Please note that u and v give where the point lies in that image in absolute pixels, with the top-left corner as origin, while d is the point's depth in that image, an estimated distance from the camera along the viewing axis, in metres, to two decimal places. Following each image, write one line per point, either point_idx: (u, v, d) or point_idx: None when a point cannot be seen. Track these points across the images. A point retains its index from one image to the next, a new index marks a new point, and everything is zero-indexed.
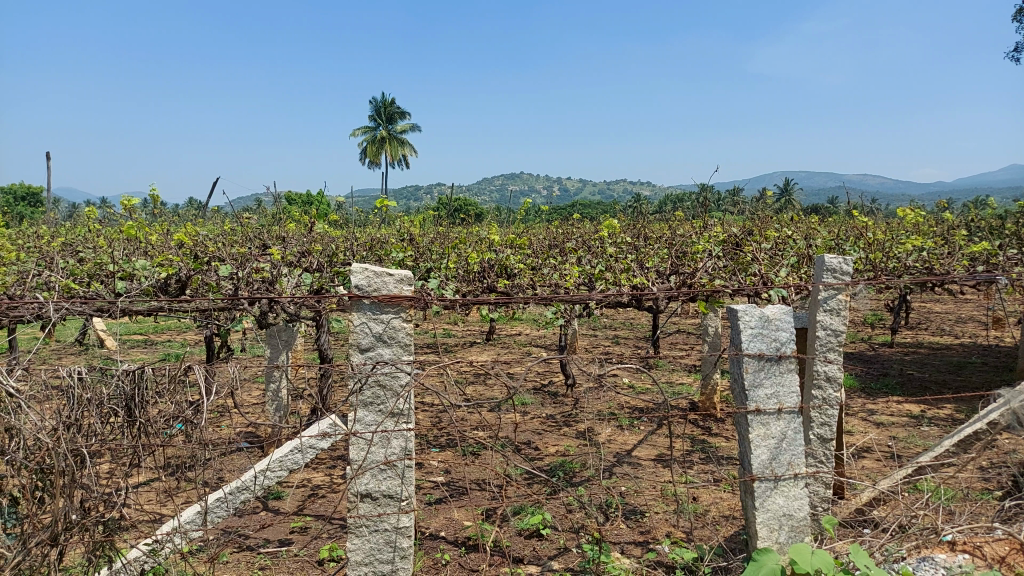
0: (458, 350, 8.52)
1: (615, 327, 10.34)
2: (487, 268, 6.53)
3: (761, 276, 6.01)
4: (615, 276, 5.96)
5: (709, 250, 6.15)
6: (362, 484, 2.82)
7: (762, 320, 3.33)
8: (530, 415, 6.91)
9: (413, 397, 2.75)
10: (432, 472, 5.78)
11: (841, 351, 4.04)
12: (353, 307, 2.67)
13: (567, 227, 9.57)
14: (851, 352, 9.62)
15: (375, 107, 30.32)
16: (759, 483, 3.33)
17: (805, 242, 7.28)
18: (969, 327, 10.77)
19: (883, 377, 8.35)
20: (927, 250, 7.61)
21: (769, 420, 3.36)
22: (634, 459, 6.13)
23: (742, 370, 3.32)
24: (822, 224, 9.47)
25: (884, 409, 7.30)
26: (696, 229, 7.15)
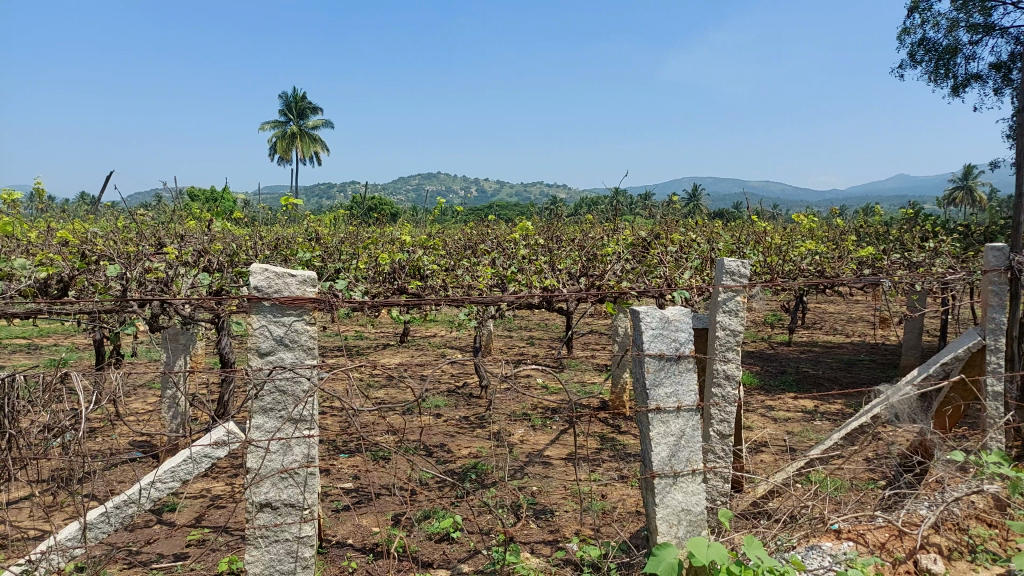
0: (369, 352, 8.37)
1: (529, 327, 10.42)
2: (398, 268, 6.43)
3: (667, 278, 6.20)
4: (527, 278, 6.00)
5: (619, 253, 6.30)
6: (261, 493, 2.70)
7: (663, 321, 3.42)
8: (442, 418, 6.87)
9: (316, 403, 2.66)
10: (340, 478, 5.65)
11: (739, 350, 4.21)
12: (252, 309, 2.54)
13: (482, 227, 9.58)
14: (753, 351, 10.08)
15: (286, 102, 29.45)
16: (659, 479, 3.42)
17: (709, 245, 7.56)
18: (858, 327, 11.49)
19: (781, 374, 8.78)
20: (820, 253, 8.05)
21: (669, 418, 3.45)
22: (545, 458, 6.19)
23: (644, 370, 3.40)
24: (725, 227, 9.88)
25: (781, 405, 7.68)
26: (606, 232, 7.30)
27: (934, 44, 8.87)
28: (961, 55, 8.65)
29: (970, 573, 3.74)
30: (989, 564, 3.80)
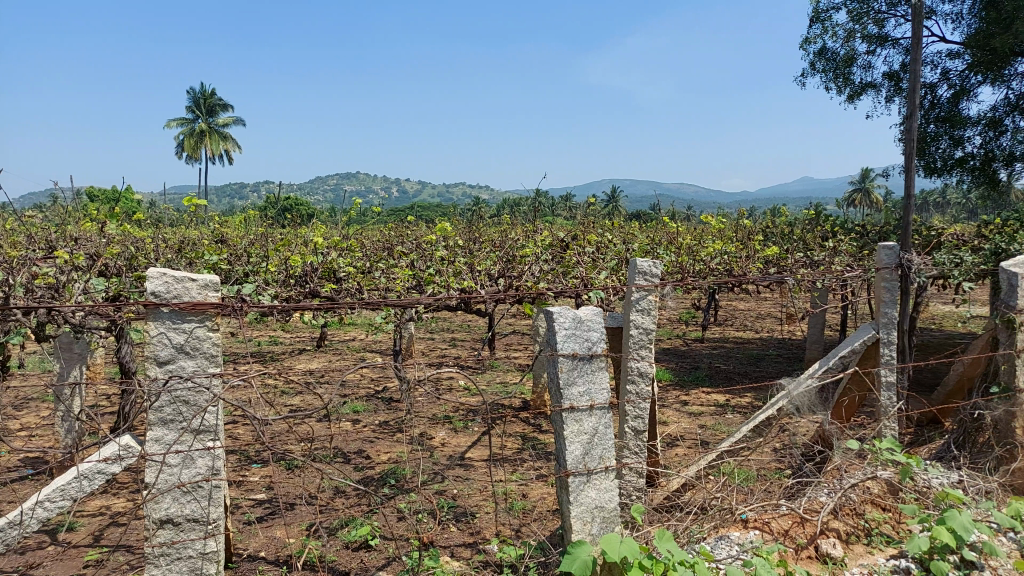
0: (285, 358, 8.13)
1: (451, 329, 10.37)
2: (311, 271, 6.26)
3: (583, 278, 6.28)
4: (444, 280, 5.95)
5: (536, 253, 6.34)
6: (161, 509, 2.53)
7: (576, 321, 3.45)
8: (361, 424, 6.74)
9: (221, 413, 2.53)
10: (252, 489, 5.44)
11: (653, 348, 4.30)
12: (149, 316, 2.38)
13: (400, 229, 9.45)
14: (669, 348, 10.37)
15: (194, 98, 28.30)
16: (573, 478, 3.46)
17: (624, 246, 7.71)
18: (767, 323, 12.01)
19: (695, 370, 9.05)
20: (729, 253, 8.36)
21: (582, 416, 3.48)
22: (466, 460, 6.14)
23: (557, 370, 3.42)
24: (641, 228, 10.11)
25: (695, 400, 7.93)
26: (524, 234, 7.33)
27: (833, 54, 9.36)
28: (857, 64, 9.16)
29: (866, 556, 3.95)
30: (884, 547, 4.03)
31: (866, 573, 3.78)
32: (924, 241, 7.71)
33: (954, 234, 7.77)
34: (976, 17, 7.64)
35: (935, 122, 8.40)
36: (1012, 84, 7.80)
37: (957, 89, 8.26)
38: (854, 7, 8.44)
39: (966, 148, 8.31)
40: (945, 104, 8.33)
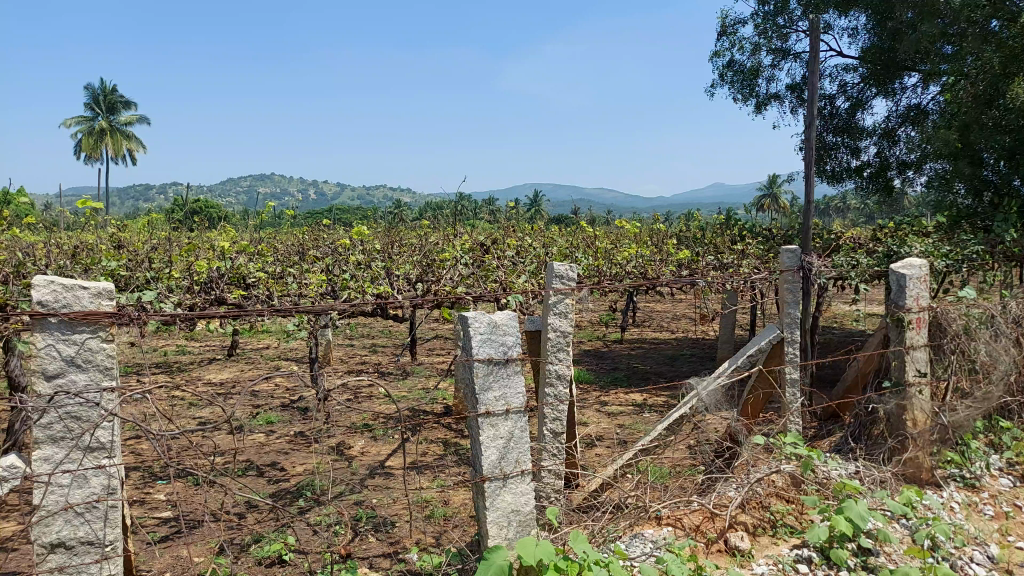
0: (194, 367, 7.79)
1: (372, 335, 10.19)
2: (218, 277, 6.01)
3: (502, 282, 6.28)
4: (359, 286, 5.83)
5: (455, 258, 6.30)
6: (53, 532, 2.34)
7: (491, 326, 3.44)
8: (276, 435, 6.53)
9: (119, 429, 2.37)
10: (157, 507, 5.18)
11: (570, 351, 4.33)
12: (35, 327, 2.20)
13: (316, 233, 9.21)
14: (589, 350, 10.54)
15: (94, 95, 26.83)
16: (489, 483, 3.45)
17: (543, 251, 7.77)
18: (682, 324, 12.40)
19: (614, 371, 9.21)
20: (644, 256, 8.57)
21: (498, 421, 3.47)
22: (386, 469, 6.01)
23: (473, 375, 3.40)
24: (560, 232, 10.24)
25: (614, 400, 8.09)
26: (443, 238, 7.26)
27: (739, 66, 9.76)
28: (762, 77, 9.59)
29: (772, 547, 4.12)
30: (788, 537, 4.22)
31: (771, 563, 3.93)
32: (824, 244, 8.13)
33: (851, 238, 8.22)
34: (869, 34, 8.13)
35: (834, 131, 8.90)
36: (902, 97, 8.35)
37: (853, 102, 8.77)
38: (759, 21, 8.83)
39: (862, 157, 8.83)
40: (843, 116, 8.83)
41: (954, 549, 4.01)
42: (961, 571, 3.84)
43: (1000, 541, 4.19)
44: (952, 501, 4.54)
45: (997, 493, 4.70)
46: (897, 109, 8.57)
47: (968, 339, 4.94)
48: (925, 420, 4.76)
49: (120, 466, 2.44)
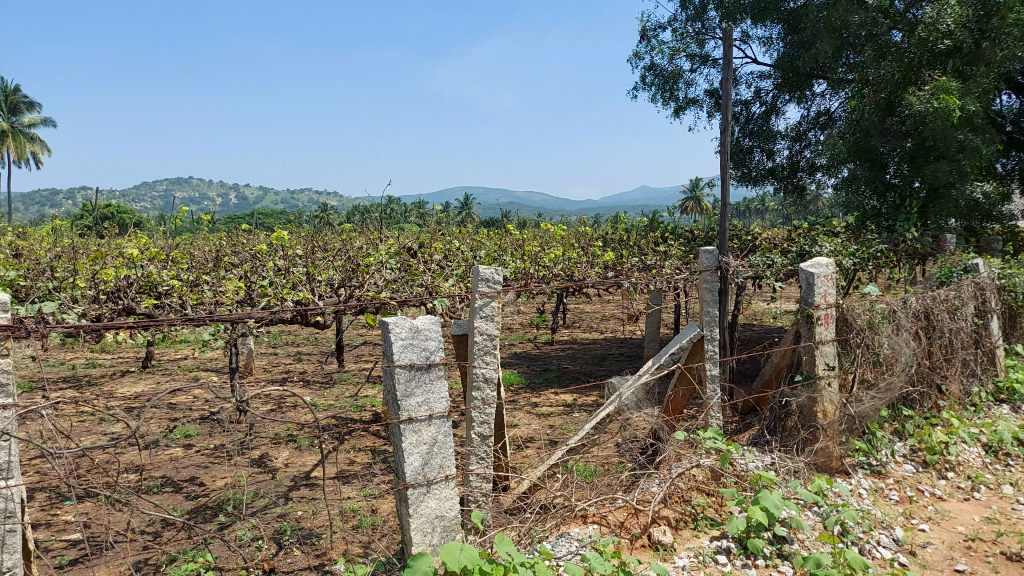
0: (106, 381, 7.43)
1: (297, 342, 9.94)
2: (127, 285, 5.74)
3: (428, 286, 6.22)
4: (277, 293, 5.66)
5: (381, 261, 6.20)
6: None
7: (412, 331, 3.40)
8: (194, 449, 6.29)
9: (17, 448, 2.23)
10: (65, 529, 4.91)
11: (497, 353, 4.32)
12: None
13: (236, 238, 8.92)
14: (520, 352, 10.59)
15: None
16: (412, 490, 3.41)
17: (471, 254, 7.74)
18: (612, 324, 12.62)
19: (544, 373, 9.28)
20: (570, 259, 8.68)
21: (421, 427, 3.44)
22: (312, 480, 5.86)
23: (395, 381, 3.35)
24: (489, 235, 10.24)
25: (544, 401, 8.15)
26: (367, 243, 7.14)
27: (660, 70, 10.02)
28: (682, 81, 9.87)
29: (693, 540, 4.24)
30: (708, 530, 4.35)
31: (693, 555, 4.04)
32: (742, 245, 8.42)
33: (767, 239, 8.55)
34: (781, 42, 8.48)
35: (750, 135, 9.24)
36: (812, 103, 8.75)
37: (767, 107, 9.14)
38: (678, 27, 9.08)
39: (777, 160, 9.21)
40: (758, 120, 9.20)
41: (863, 534, 4.21)
42: (868, 554, 4.04)
43: (904, 524, 4.43)
44: (860, 488, 4.78)
45: (901, 479, 4.98)
46: (807, 115, 8.98)
47: (872, 333, 5.19)
48: (834, 411, 5.01)
49: (18, 487, 2.29)
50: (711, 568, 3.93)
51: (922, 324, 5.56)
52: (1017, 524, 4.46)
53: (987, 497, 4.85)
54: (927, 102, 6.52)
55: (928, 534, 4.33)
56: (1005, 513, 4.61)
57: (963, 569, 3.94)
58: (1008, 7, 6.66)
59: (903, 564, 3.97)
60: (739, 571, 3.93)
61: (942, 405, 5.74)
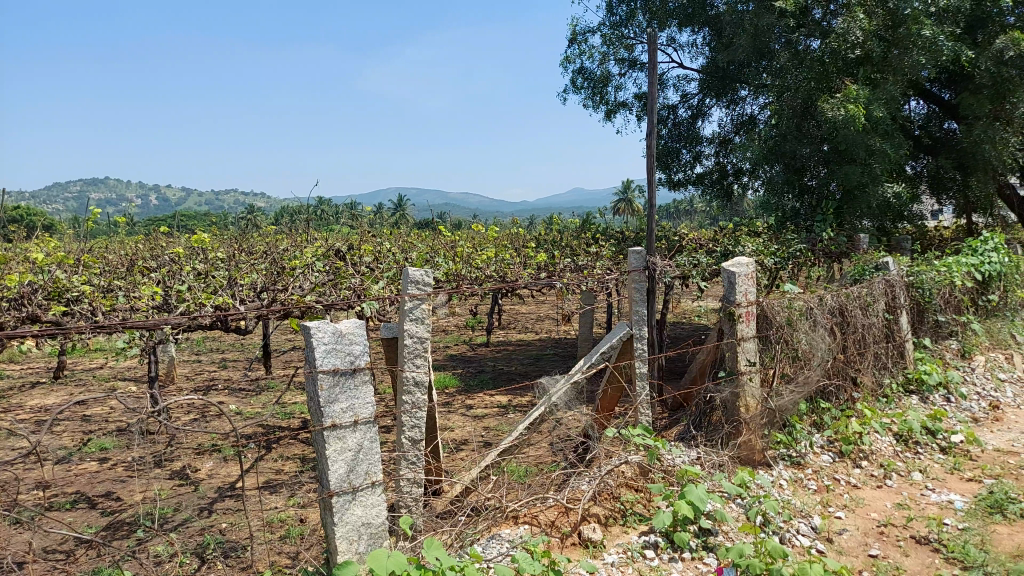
0: (13, 394, 7.00)
1: (222, 349, 9.61)
2: (33, 292, 5.42)
3: (356, 289, 6.11)
4: (196, 299, 5.45)
5: (307, 264, 6.04)
6: None
7: (336, 335, 3.33)
8: (110, 463, 5.99)
9: None
10: None
11: (428, 356, 4.26)
12: None
13: (155, 241, 8.56)
14: (455, 354, 10.54)
15: None
16: (337, 498, 3.33)
17: (402, 257, 7.65)
18: (546, 324, 12.71)
19: (479, 375, 9.24)
20: (502, 260, 8.69)
21: (345, 433, 3.36)
22: (237, 491, 5.66)
23: (318, 388, 3.26)
24: (421, 237, 10.14)
25: (479, 403, 8.13)
26: (294, 245, 6.95)
27: (590, 74, 10.15)
28: (611, 84, 10.04)
29: (622, 536, 4.30)
30: (636, 525, 4.42)
31: (621, 551, 4.10)
32: (670, 246, 8.62)
33: (693, 239, 8.77)
34: (706, 47, 8.72)
35: (676, 138, 9.49)
36: (736, 108, 9.02)
37: (693, 111, 9.38)
38: (606, 31, 9.22)
39: (702, 162, 9.49)
40: (685, 124, 9.44)
41: (783, 523, 4.36)
42: (788, 542, 4.19)
43: (822, 512, 4.62)
44: (781, 479, 4.95)
45: (819, 470, 5.19)
46: (732, 119, 9.26)
47: (791, 330, 5.39)
48: (756, 406, 5.18)
49: None
50: (639, 563, 4.00)
51: (838, 320, 5.81)
52: (925, 508, 4.70)
53: (898, 484, 5.10)
54: (839, 108, 6.83)
55: (844, 521, 4.52)
56: (915, 499, 4.85)
57: (875, 553, 4.12)
58: (913, 18, 7.02)
59: (821, 550, 4.14)
60: (666, 565, 4.02)
61: (857, 398, 6.00)
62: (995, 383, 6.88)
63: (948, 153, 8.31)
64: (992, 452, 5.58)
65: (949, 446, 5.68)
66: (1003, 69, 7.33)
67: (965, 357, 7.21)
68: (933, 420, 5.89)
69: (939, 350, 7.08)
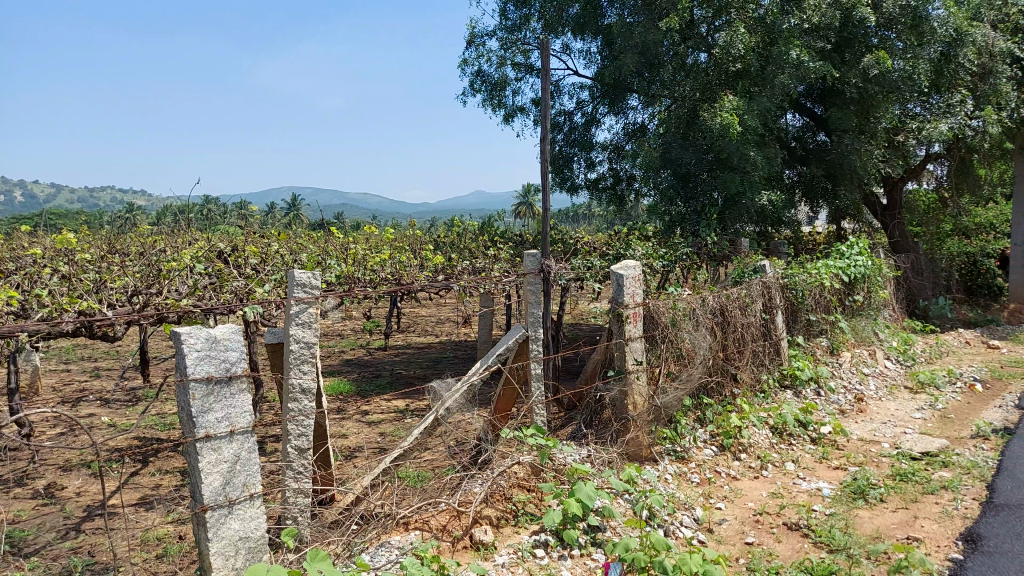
0: None
1: (95, 357, 8.95)
2: None
3: (239, 292, 5.85)
4: (59, 303, 5.05)
5: (185, 265, 5.73)
6: None
7: (210, 341, 3.08)
8: None
9: None
10: None
11: (315, 362, 4.08)
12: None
13: (16, 242, 7.88)
14: (351, 358, 10.30)
15: None
16: (212, 512, 3.08)
17: (291, 258, 7.40)
18: (446, 326, 12.65)
19: (376, 379, 9.06)
20: (397, 261, 8.58)
21: (221, 444, 3.12)
22: (109, 509, 5.27)
23: (189, 397, 3.01)
24: (313, 238, 9.84)
25: (374, 408, 7.98)
26: (172, 246, 6.58)
27: (488, 77, 10.20)
28: (508, 88, 10.13)
29: (513, 536, 4.33)
30: (528, 525, 4.46)
31: (512, 551, 4.12)
32: (565, 250, 8.77)
33: (588, 242, 8.98)
34: (599, 56, 8.95)
35: (572, 143, 9.70)
36: (627, 116, 9.29)
37: (587, 118, 9.60)
38: (503, 36, 9.29)
39: (596, 168, 9.76)
40: (579, 129, 9.65)
41: (668, 516, 4.51)
42: (672, 534, 4.35)
43: (704, 504, 4.83)
44: (667, 474, 5.14)
45: (701, 463, 5.43)
46: (623, 127, 9.52)
47: (675, 330, 5.62)
48: (643, 403, 5.32)
49: None
50: (529, 562, 4.03)
51: (718, 319, 6.10)
52: (797, 496, 5.00)
53: (773, 474, 5.42)
54: (719, 119, 7.17)
55: (723, 512, 4.76)
56: (788, 487, 5.16)
57: (751, 541, 4.35)
58: (786, 35, 7.52)
59: (701, 541, 4.32)
60: (555, 563, 4.07)
61: (737, 393, 6.32)
62: (860, 377, 7.44)
63: (820, 163, 8.92)
64: (856, 441, 6.03)
65: (818, 437, 6.09)
66: (869, 85, 7.98)
67: (834, 353, 7.74)
68: (805, 413, 6.29)
69: (811, 347, 7.56)
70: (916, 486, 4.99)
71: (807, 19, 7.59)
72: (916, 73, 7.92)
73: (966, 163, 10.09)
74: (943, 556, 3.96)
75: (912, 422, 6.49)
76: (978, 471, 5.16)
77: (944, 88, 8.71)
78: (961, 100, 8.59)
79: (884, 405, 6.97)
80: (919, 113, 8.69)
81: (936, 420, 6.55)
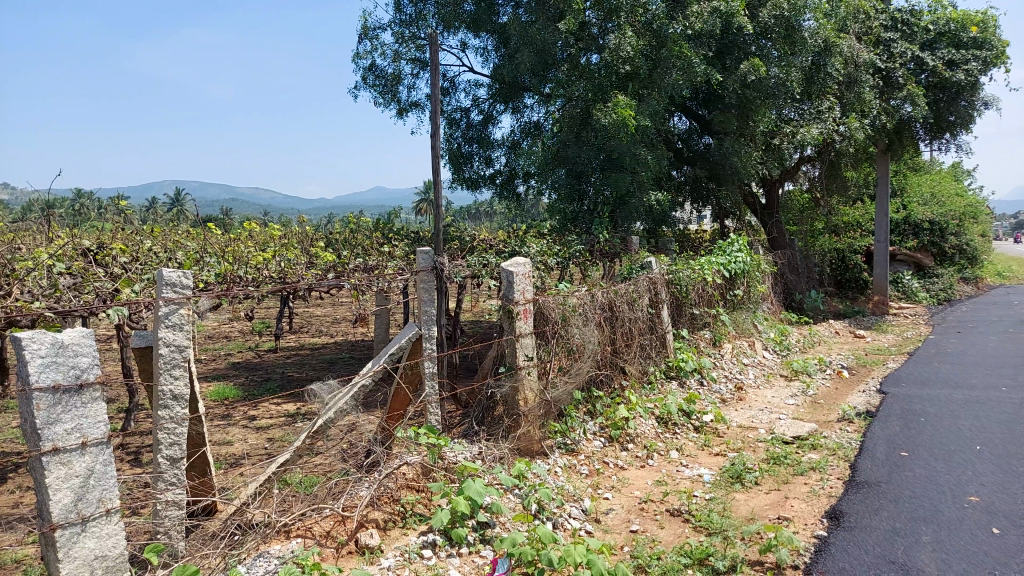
0: None
1: None
2: None
3: (105, 293, 5.45)
4: None
5: (42, 265, 5.28)
6: None
7: (56, 347, 2.75)
8: None
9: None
10: None
11: (187, 367, 3.80)
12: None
13: None
14: (239, 361, 9.86)
15: None
16: (62, 531, 2.76)
17: (166, 258, 6.97)
18: (341, 326, 12.34)
19: (264, 383, 8.70)
20: (283, 259, 8.28)
21: (71, 457, 2.80)
22: None
23: (32, 408, 2.68)
24: (194, 235, 9.33)
25: (263, 413, 7.67)
26: (28, 245, 6.05)
27: (381, 71, 10.01)
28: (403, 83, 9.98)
29: (400, 538, 4.22)
30: (416, 525, 4.37)
31: (398, 553, 4.01)
32: (461, 247, 8.73)
33: (484, 239, 8.98)
34: (494, 54, 8.96)
35: (470, 142, 9.72)
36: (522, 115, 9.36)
37: (484, 116, 9.62)
38: (397, 30, 9.14)
39: (494, 167, 9.84)
40: (476, 128, 9.66)
41: (557, 508, 4.58)
42: (560, 527, 4.41)
43: (593, 495, 4.94)
44: (556, 467, 5.21)
45: (590, 455, 5.55)
46: (519, 125, 9.60)
47: (564, 325, 5.71)
48: (534, 398, 5.39)
49: None
50: (416, 563, 3.95)
51: (606, 315, 6.24)
52: (679, 483, 5.20)
53: (658, 463, 5.61)
54: (611, 117, 7.31)
55: (610, 501, 4.89)
56: (672, 475, 5.36)
57: (635, 528, 4.48)
58: (673, 38, 7.73)
59: (588, 531, 4.42)
60: (443, 562, 4.02)
61: (625, 385, 6.49)
62: (739, 366, 7.85)
63: (704, 164, 9.34)
64: (735, 428, 6.35)
65: (701, 425, 6.35)
66: (747, 91, 8.43)
67: (716, 345, 8.11)
68: (689, 403, 6.55)
69: (695, 339, 7.88)
70: (787, 468, 5.30)
71: (691, 24, 7.81)
72: (790, 80, 8.45)
73: (835, 166, 10.85)
74: (809, 533, 4.22)
75: (786, 408, 6.90)
76: (843, 452, 5.54)
77: (815, 95, 9.33)
78: (830, 107, 9.27)
79: (761, 393, 7.38)
80: (793, 118, 9.31)
81: (807, 405, 7.00)
